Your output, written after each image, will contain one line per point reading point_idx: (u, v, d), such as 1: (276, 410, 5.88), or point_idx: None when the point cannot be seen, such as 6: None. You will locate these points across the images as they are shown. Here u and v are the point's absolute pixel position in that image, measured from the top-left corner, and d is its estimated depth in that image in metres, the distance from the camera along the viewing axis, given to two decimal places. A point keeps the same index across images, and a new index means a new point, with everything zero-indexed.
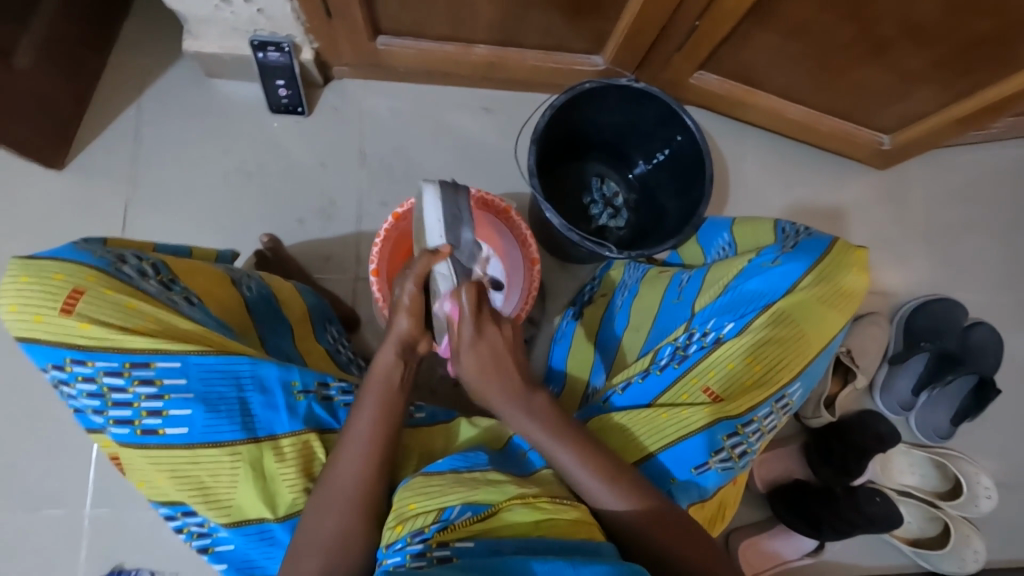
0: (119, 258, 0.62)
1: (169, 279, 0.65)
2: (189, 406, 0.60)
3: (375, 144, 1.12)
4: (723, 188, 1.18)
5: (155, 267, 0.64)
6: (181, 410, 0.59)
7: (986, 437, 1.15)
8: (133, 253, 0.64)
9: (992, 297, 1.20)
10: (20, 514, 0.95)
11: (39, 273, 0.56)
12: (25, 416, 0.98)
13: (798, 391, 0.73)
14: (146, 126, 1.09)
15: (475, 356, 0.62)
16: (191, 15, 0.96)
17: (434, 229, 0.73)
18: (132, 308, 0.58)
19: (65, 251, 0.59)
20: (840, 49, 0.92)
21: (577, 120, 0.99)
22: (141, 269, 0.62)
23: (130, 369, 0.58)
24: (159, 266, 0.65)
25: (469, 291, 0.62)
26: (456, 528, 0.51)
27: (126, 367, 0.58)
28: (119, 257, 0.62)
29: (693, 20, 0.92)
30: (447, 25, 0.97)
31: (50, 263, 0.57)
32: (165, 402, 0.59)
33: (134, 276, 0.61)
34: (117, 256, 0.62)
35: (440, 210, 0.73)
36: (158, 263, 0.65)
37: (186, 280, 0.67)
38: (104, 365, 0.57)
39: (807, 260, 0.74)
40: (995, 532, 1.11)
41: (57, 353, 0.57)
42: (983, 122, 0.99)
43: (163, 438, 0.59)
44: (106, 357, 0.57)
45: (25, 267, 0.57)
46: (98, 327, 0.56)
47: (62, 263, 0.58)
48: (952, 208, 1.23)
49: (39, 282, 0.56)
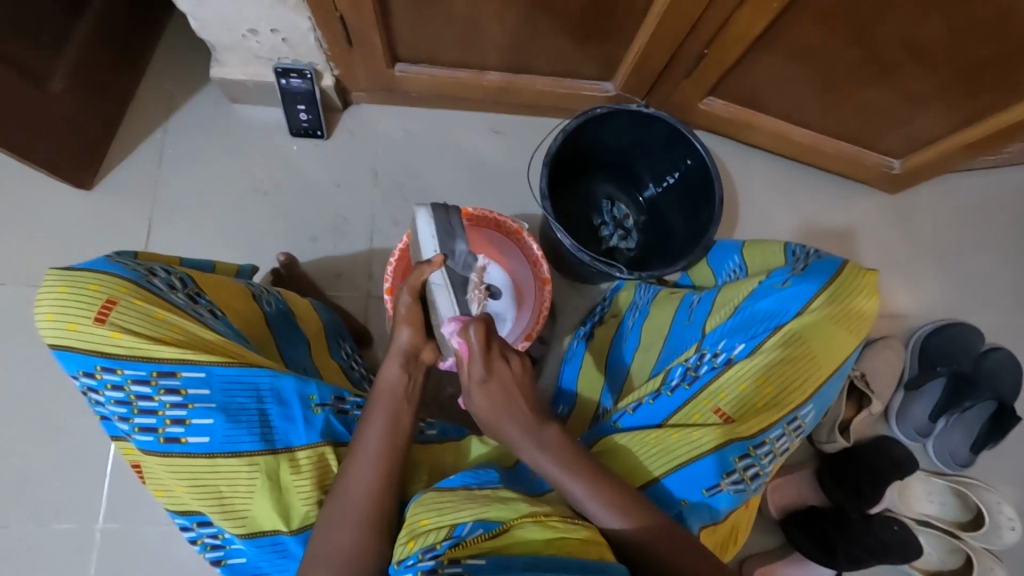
0: (150, 270, 0.64)
1: (195, 292, 0.67)
2: (211, 415, 0.60)
3: (390, 166, 1.15)
4: (732, 210, 1.19)
5: (183, 280, 0.67)
6: (203, 420, 0.60)
7: (1006, 464, 1.12)
8: (162, 267, 0.67)
9: (1007, 321, 1.19)
10: (33, 526, 0.96)
11: (76, 283, 0.59)
12: (43, 427, 1.00)
13: (811, 413, 0.73)
14: (170, 148, 1.13)
15: (486, 388, 0.64)
16: (218, 43, 1.00)
17: (428, 245, 0.76)
18: (162, 318, 0.60)
19: (100, 263, 0.62)
20: (847, 75, 0.94)
21: (587, 144, 1.01)
22: (169, 282, 0.65)
23: (157, 378, 0.59)
24: (186, 279, 0.68)
25: (478, 331, 0.63)
26: (467, 544, 0.51)
27: (153, 375, 0.59)
28: (150, 270, 0.64)
29: (701, 47, 0.95)
30: (462, 52, 1.00)
31: (86, 274, 0.59)
32: (188, 411, 0.60)
33: (163, 288, 0.63)
34: (148, 269, 0.65)
35: (433, 228, 0.75)
36: (185, 276, 0.68)
37: (211, 293, 0.69)
38: (132, 373, 0.59)
39: (819, 281, 0.74)
40: (1019, 565, 1.08)
41: (88, 361, 0.58)
42: (993, 146, 0.99)
43: (185, 446, 0.60)
44: (134, 365, 0.59)
45: (63, 277, 0.59)
46: (128, 336, 0.58)
47: (98, 274, 0.60)
48: (963, 231, 1.23)
49: (76, 292, 0.58)
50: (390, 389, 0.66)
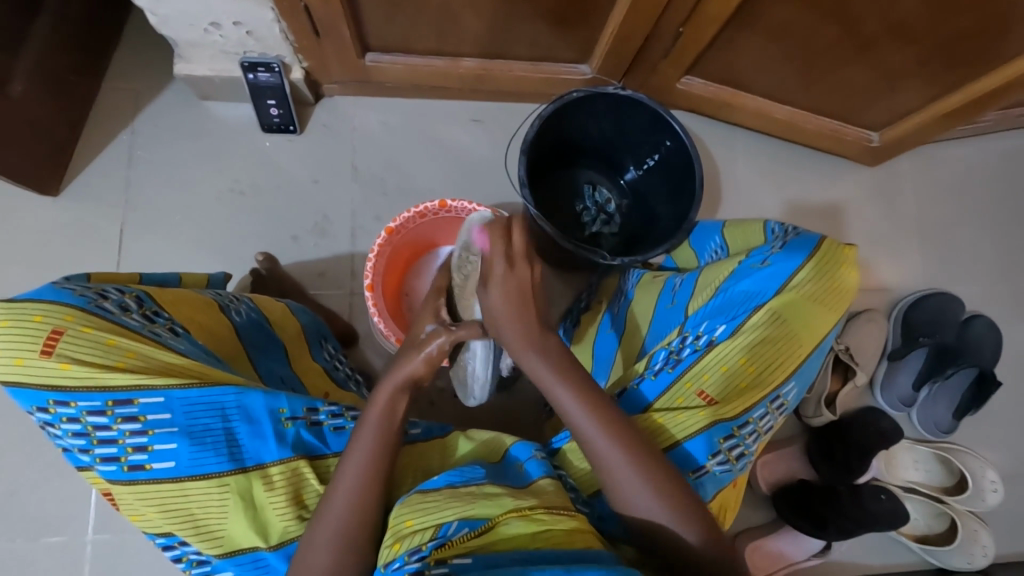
0: (100, 294, 0.62)
1: (153, 311, 0.65)
2: (174, 439, 0.60)
3: (368, 160, 1.13)
4: (715, 190, 1.18)
5: (138, 299, 0.64)
6: (166, 445, 0.59)
7: (990, 430, 1.15)
8: (116, 288, 0.64)
9: (989, 289, 1.20)
10: (23, 541, 0.94)
11: (20, 316, 0.57)
12: (26, 441, 0.98)
13: (793, 390, 0.74)
14: (140, 150, 1.10)
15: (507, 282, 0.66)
16: (181, 39, 0.97)
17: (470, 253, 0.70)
18: (112, 344, 0.58)
19: (46, 291, 0.60)
20: (824, 49, 0.93)
21: (566, 130, 1.00)
22: (123, 303, 0.62)
23: (113, 407, 0.58)
24: (143, 298, 0.65)
25: (511, 229, 0.67)
26: (453, 544, 0.51)
27: (109, 405, 0.58)
28: (101, 293, 0.62)
29: (677, 26, 0.93)
30: (434, 40, 0.98)
31: (29, 305, 0.58)
32: (150, 437, 0.59)
33: (115, 311, 0.61)
34: (99, 292, 0.62)
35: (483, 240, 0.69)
36: (142, 294, 0.65)
37: (170, 310, 0.67)
38: (87, 405, 0.58)
39: (798, 258, 0.74)
40: (1004, 526, 1.11)
41: (40, 396, 0.57)
42: (970, 114, 0.99)
43: (150, 472, 0.60)
44: (88, 396, 0.57)
45: (6, 310, 0.57)
46: (78, 366, 0.57)
47: (42, 304, 0.58)
48: (944, 203, 1.23)
49: (19, 325, 0.57)
50: (375, 400, 0.65)
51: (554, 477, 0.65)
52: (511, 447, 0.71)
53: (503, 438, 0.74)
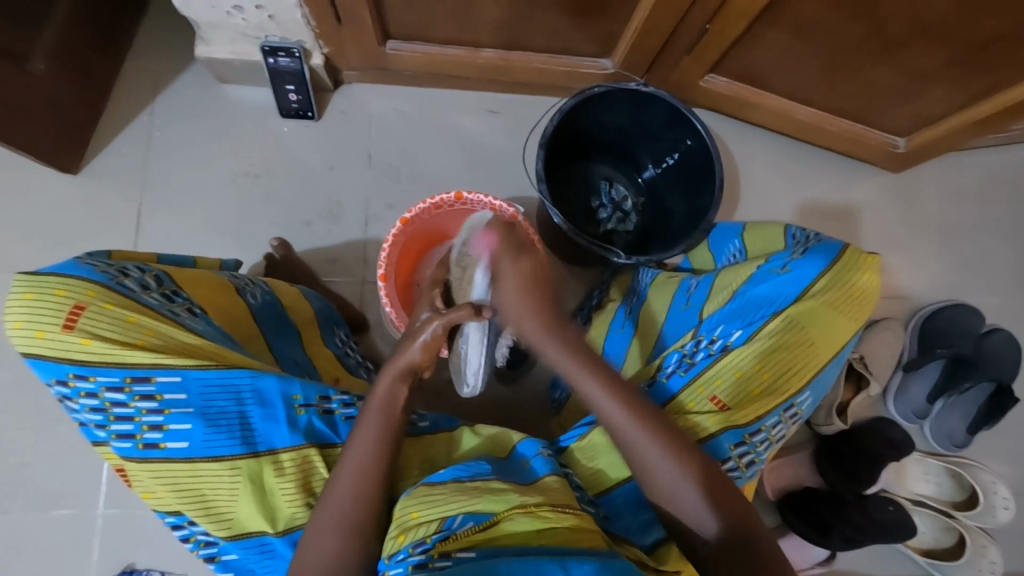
0: (122, 271, 0.63)
1: (172, 291, 0.65)
2: (189, 420, 0.60)
3: (383, 149, 1.12)
4: (733, 190, 1.16)
5: (158, 278, 0.65)
6: (181, 425, 0.60)
7: (1005, 446, 1.13)
8: (137, 266, 0.65)
9: (1010, 302, 1.18)
10: (35, 511, 0.96)
11: (43, 290, 0.57)
12: (40, 413, 1.00)
13: (807, 400, 0.73)
14: (158, 131, 1.10)
15: (514, 268, 0.70)
16: (203, 21, 0.97)
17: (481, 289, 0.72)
18: (132, 322, 0.59)
19: (69, 267, 0.60)
20: (853, 51, 0.91)
21: (584, 124, 0.99)
22: (143, 282, 0.63)
23: (131, 384, 0.58)
24: (162, 278, 0.65)
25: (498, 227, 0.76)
26: (458, 537, 0.52)
27: (127, 382, 0.58)
28: (122, 270, 0.63)
29: (703, 22, 0.91)
30: (455, 29, 0.97)
31: (53, 279, 0.58)
32: (165, 416, 0.60)
33: (136, 289, 0.61)
34: (120, 270, 0.63)
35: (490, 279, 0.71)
36: (162, 274, 0.66)
37: (189, 290, 0.67)
38: (105, 380, 0.58)
39: (818, 265, 0.73)
40: (1013, 544, 1.09)
41: (60, 369, 0.58)
42: (1001, 123, 0.96)
43: (164, 451, 0.60)
44: (107, 372, 0.58)
45: (30, 283, 0.58)
46: (98, 342, 0.57)
47: (65, 278, 0.59)
48: (968, 211, 1.20)
49: (43, 299, 0.57)
50: (376, 390, 0.65)
51: (560, 475, 0.65)
52: (518, 443, 0.71)
53: (509, 434, 0.74)
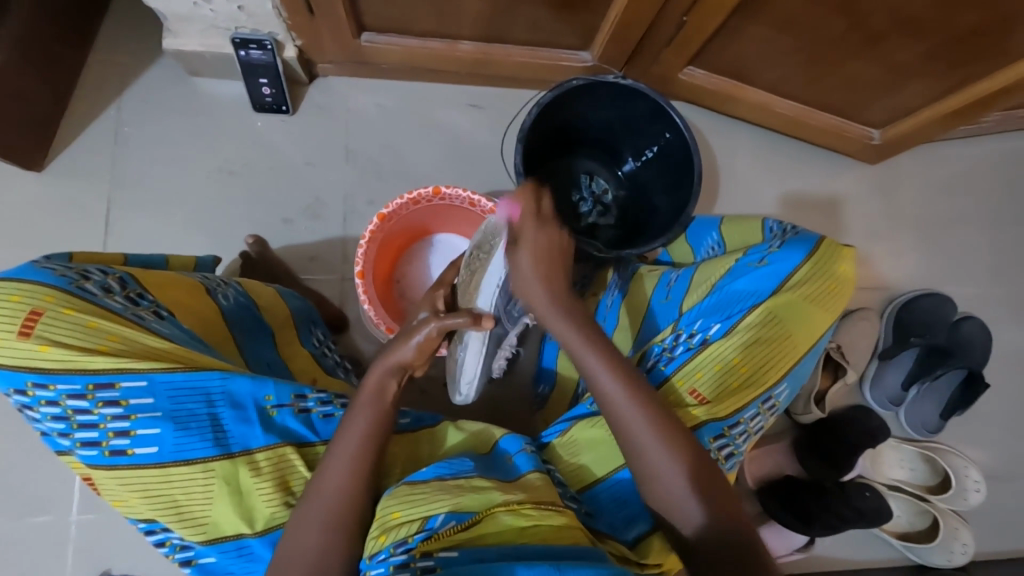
0: (82, 274, 0.61)
1: (137, 293, 0.63)
2: (158, 424, 0.58)
3: (362, 143, 1.10)
4: (714, 182, 1.17)
5: (122, 280, 0.63)
6: (149, 430, 0.58)
7: (977, 430, 1.16)
8: (99, 268, 0.63)
9: (983, 291, 1.20)
10: (6, 521, 0.93)
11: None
12: (10, 419, 0.97)
13: (785, 392, 0.74)
14: (127, 127, 1.07)
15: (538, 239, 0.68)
16: (171, 12, 0.94)
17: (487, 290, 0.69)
18: (95, 326, 0.57)
19: (25, 271, 0.58)
20: (829, 44, 0.91)
21: (564, 118, 0.98)
22: (105, 285, 0.61)
23: (94, 391, 0.57)
24: (126, 280, 0.63)
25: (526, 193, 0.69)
26: (439, 537, 0.51)
27: (89, 389, 0.57)
28: (82, 273, 0.61)
29: (681, 15, 0.91)
30: (432, 21, 0.95)
31: (8, 285, 0.56)
32: (132, 422, 0.58)
33: (97, 293, 0.59)
34: (81, 273, 0.61)
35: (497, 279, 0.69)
36: (125, 276, 0.64)
37: (156, 292, 0.65)
38: (66, 388, 0.56)
39: (795, 259, 0.74)
40: (986, 525, 1.12)
41: (17, 377, 0.56)
42: (972, 115, 0.98)
43: (132, 458, 0.59)
44: (67, 379, 0.56)
45: None
46: (57, 349, 0.55)
47: (20, 284, 0.56)
48: (942, 201, 1.23)
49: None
50: (364, 387, 0.65)
51: (542, 471, 0.64)
52: (501, 439, 0.71)
53: (492, 432, 0.73)
